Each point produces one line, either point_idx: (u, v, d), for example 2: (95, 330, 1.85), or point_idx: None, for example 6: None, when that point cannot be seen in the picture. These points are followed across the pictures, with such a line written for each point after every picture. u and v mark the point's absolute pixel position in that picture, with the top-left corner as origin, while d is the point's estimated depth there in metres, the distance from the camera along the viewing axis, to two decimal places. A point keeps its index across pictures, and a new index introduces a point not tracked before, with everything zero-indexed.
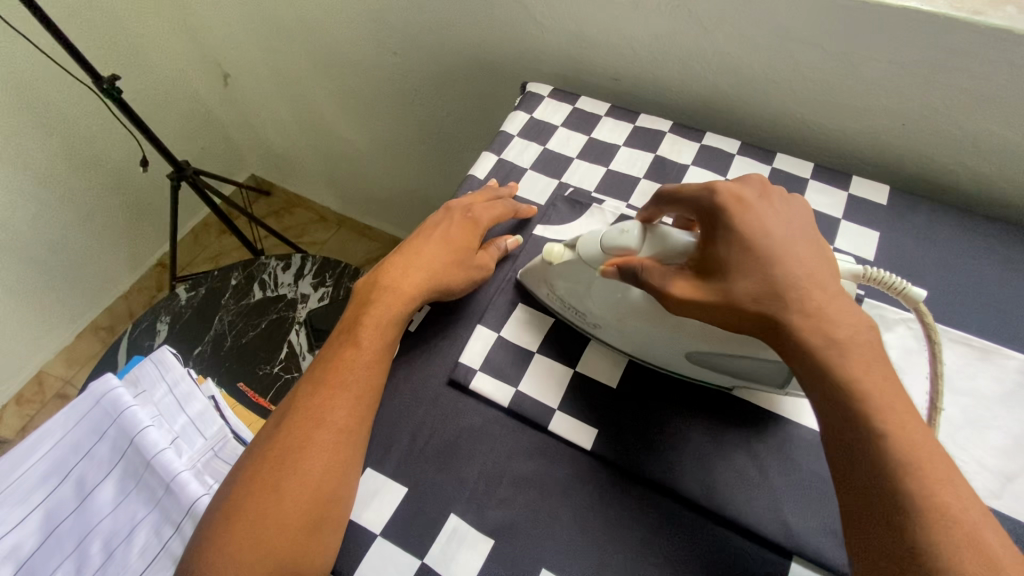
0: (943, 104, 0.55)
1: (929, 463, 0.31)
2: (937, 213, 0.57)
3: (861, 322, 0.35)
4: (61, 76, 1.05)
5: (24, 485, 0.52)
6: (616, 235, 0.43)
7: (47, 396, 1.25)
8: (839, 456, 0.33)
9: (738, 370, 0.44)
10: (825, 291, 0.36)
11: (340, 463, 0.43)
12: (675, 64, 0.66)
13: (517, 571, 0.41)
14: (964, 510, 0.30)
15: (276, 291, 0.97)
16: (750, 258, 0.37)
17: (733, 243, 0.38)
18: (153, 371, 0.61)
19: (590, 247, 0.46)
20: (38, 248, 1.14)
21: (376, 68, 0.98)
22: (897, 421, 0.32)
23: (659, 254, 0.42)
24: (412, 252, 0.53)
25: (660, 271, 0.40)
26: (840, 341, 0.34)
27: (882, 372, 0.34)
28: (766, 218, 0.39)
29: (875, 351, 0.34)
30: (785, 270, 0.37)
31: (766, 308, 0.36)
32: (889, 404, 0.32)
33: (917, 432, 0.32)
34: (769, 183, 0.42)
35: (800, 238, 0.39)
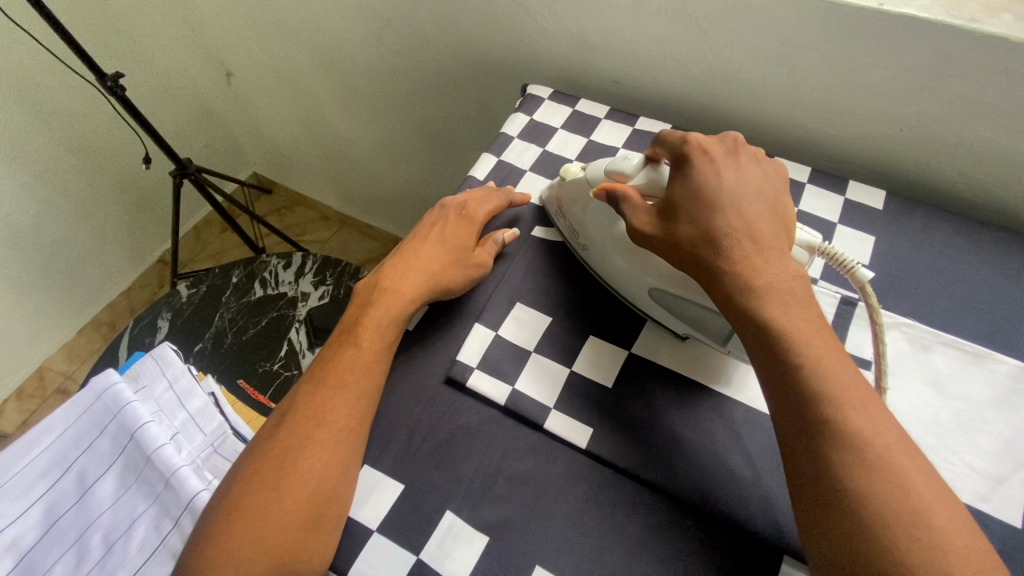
0: (940, 110, 0.56)
1: (844, 391, 0.35)
2: (933, 218, 0.58)
3: (791, 270, 0.40)
4: (65, 74, 1.06)
5: (26, 479, 0.52)
6: (620, 161, 0.49)
7: (49, 391, 1.26)
8: (766, 386, 0.37)
9: (692, 318, 0.48)
10: (760, 240, 0.40)
11: (340, 461, 0.44)
12: (675, 68, 0.66)
13: (511, 567, 0.41)
14: (874, 430, 0.34)
15: (277, 289, 0.98)
16: (697, 207, 0.42)
17: (688, 189, 0.43)
18: (153, 367, 0.61)
19: (595, 173, 0.51)
20: (41, 244, 1.15)
21: (378, 68, 0.98)
22: (815, 354, 0.36)
23: (648, 188, 0.47)
24: (410, 253, 0.54)
25: (636, 204, 0.46)
26: (763, 283, 0.39)
27: (807, 312, 0.38)
28: (723, 171, 0.43)
29: (801, 294, 0.39)
30: (723, 218, 0.41)
31: (701, 251, 0.41)
32: (808, 339, 0.37)
33: (835, 364, 0.36)
34: (741, 142, 0.46)
35: (749, 193, 0.43)
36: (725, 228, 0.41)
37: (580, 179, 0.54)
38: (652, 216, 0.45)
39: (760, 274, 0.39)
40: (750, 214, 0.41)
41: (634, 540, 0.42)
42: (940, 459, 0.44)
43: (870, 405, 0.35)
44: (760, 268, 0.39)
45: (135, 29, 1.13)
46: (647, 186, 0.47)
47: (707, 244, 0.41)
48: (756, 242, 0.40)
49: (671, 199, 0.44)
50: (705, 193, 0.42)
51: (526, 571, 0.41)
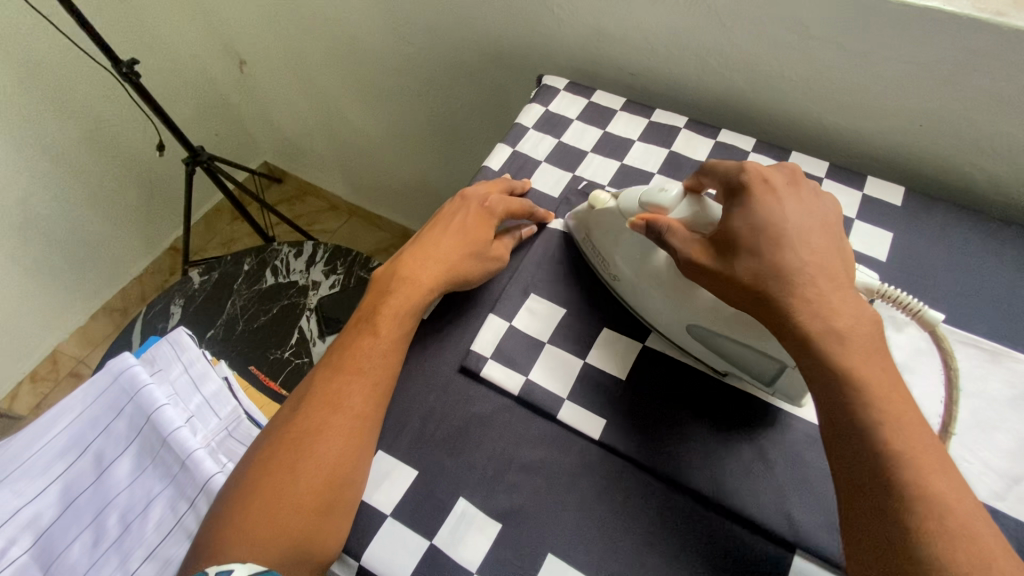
0: (963, 105, 0.55)
1: (921, 450, 0.33)
2: (952, 215, 0.57)
3: (866, 315, 0.38)
4: (79, 59, 1.06)
5: (43, 459, 0.52)
6: (655, 193, 0.46)
7: (61, 375, 1.27)
8: (835, 437, 0.36)
9: (736, 356, 0.46)
10: (833, 281, 0.39)
11: (355, 447, 0.44)
12: (692, 59, 0.66)
13: (523, 554, 0.42)
14: (953, 497, 0.32)
15: (288, 278, 0.98)
16: (764, 240, 0.40)
17: (752, 222, 0.40)
18: (169, 351, 0.61)
19: (630, 203, 0.49)
20: (55, 228, 1.16)
21: (392, 58, 0.98)
22: (892, 408, 0.35)
23: (693, 219, 0.45)
24: (429, 242, 0.54)
25: (682, 234, 0.43)
26: (839, 329, 0.37)
27: (883, 362, 0.36)
28: (787, 204, 0.41)
29: (877, 341, 0.37)
30: (794, 255, 0.39)
31: (768, 288, 0.39)
32: (885, 393, 0.35)
33: (911, 420, 0.34)
34: (800, 173, 0.44)
35: (815, 229, 0.41)
36: (797, 264, 0.39)
37: (612, 208, 0.51)
38: (708, 249, 0.42)
39: (838, 317, 0.37)
40: (818, 252, 0.40)
41: (646, 533, 0.42)
42: (955, 457, 0.44)
43: (949, 468, 0.33)
44: (835, 309, 0.37)
45: (149, 15, 1.13)
46: (692, 220, 0.45)
47: (778, 280, 0.39)
48: (828, 280, 0.39)
49: (731, 230, 0.41)
50: (773, 226, 0.40)
51: (539, 558, 0.42)
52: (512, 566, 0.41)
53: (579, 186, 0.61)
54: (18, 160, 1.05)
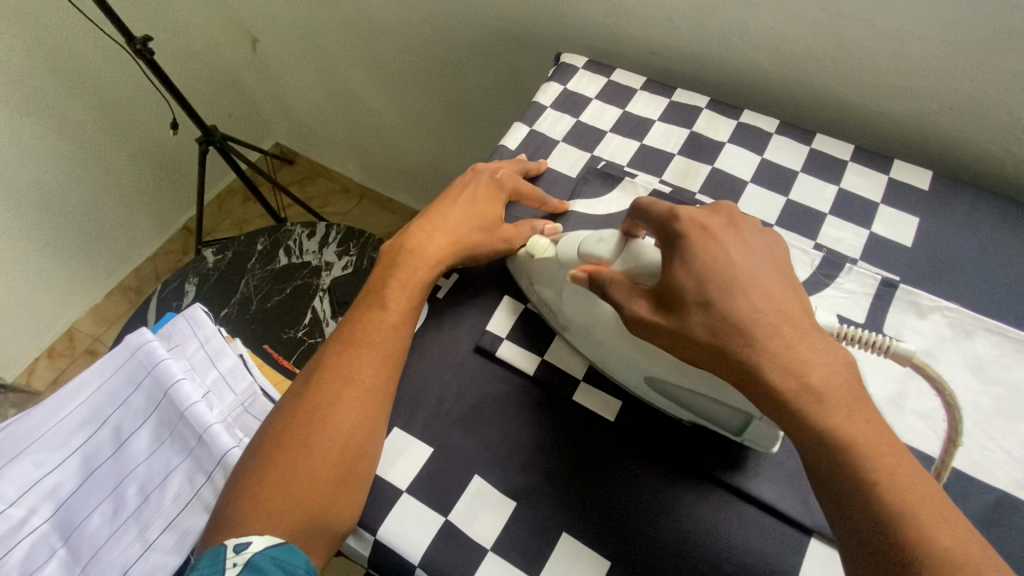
0: (996, 87, 0.53)
1: (919, 507, 0.30)
2: (981, 201, 0.56)
3: (839, 358, 0.34)
4: (94, 36, 1.06)
5: (65, 430, 0.54)
6: (593, 243, 0.45)
7: (78, 351, 1.29)
8: (834, 509, 0.32)
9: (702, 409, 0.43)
10: (796, 329, 0.35)
11: (368, 417, 0.45)
12: (716, 38, 0.64)
13: (538, 531, 0.42)
14: (964, 552, 0.29)
15: (301, 258, 0.99)
16: (714, 293, 0.36)
17: (695, 277, 0.37)
18: (186, 327, 0.62)
19: (570, 253, 0.47)
20: (70, 206, 1.17)
21: (407, 36, 0.97)
22: (884, 467, 0.31)
23: (632, 270, 0.42)
24: (438, 215, 0.54)
25: (624, 289, 0.40)
26: (814, 386, 0.33)
27: (867, 412, 0.33)
28: (729, 249, 0.38)
29: (857, 388, 0.34)
30: (748, 305, 0.36)
31: (727, 344, 0.35)
32: (876, 449, 0.32)
33: (908, 473, 0.31)
34: (738, 212, 0.41)
35: (764, 271, 0.38)
36: (756, 314, 0.36)
37: (552, 257, 0.48)
38: (654, 306, 0.39)
39: (811, 370, 0.34)
40: (773, 295, 0.37)
41: (661, 531, 0.42)
42: (976, 446, 0.43)
43: (949, 517, 0.31)
44: (809, 362, 0.34)
45: None
46: (635, 270, 0.42)
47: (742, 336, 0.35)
48: (791, 326, 0.35)
49: (675, 286, 0.38)
50: (719, 276, 0.37)
51: (552, 536, 0.42)
52: (526, 544, 0.42)
53: (597, 165, 0.60)
54: (33, 137, 1.05)
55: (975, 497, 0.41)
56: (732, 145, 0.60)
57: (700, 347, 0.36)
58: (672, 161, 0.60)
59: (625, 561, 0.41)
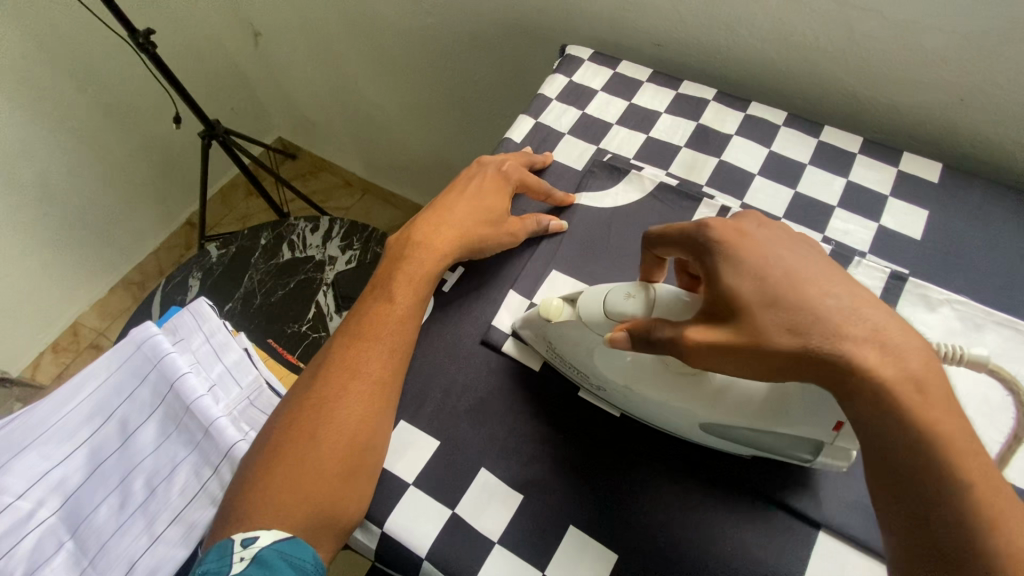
0: (1007, 79, 0.53)
1: (999, 506, 0.29)
2: (991, 192, 0.55)
3: (926, 345, 0.32)
4: (96, 29, 1.06)
5: (71, 423, 0.54)
6: (620, 300, 0.40)
7: (82, 346, 1.29)
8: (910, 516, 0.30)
9: (765, 444, 0.41)
10: (875, 315, 0.33)
11: (375, 411, 0.44)
12: (722, 29, 0.63)
13: (545, 524, 0.42)
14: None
15: (305, 253, 0.98)
16: (774, 291, 0.34)
17: (752, 276, 0.34)
18: (191, 321, 0.62)
19: (592, 309, 0.42)
20: (73, 200, 1.17)
21: (410, 29, 0.96)
22: (970, 466, 0.29)
23: (674, 313, 0.38)
24: (444, 209, 0.53)
25: (668, 325, 0.36)
26: (917, 376, 0.30)
27: (948, 405, 0.30)
28: (772, 246, 0.36)
29: (938, 379, 0.31)
30: (815, 300, 0.33)
31: (806, 343, 0.32)
32: (965, 442, 0.30)
33: (987, 466, 0.30)
34: (761, 215, 0.39)
35: (817, 263, 0.36)
36: (826, 308, 0.33)
37: (573, 320, 0.43)
38: (707, 319, 0.35)
39: (891, 364, 0.31)
40: (834, 288, 0.34)
41: (671, 548, 0.41)
42: (986, 439, 0.43)
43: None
44: (891, 353, 0.31)
45: None
46: (675, 311, 0.38)
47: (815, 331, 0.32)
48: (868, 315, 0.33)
49: (730, 289, 0.35)
50: (772, 273, 0.34)
51: (559, 530, 0.42)
52: (533, 536, 0.42)
53: (603, 158, 0.60)
54: (36, 131, 1.05)
55: None
56: (739, 137, 0.60)
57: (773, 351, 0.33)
58: (679, 153, 0.60)
59: (633, 554, 0.41)
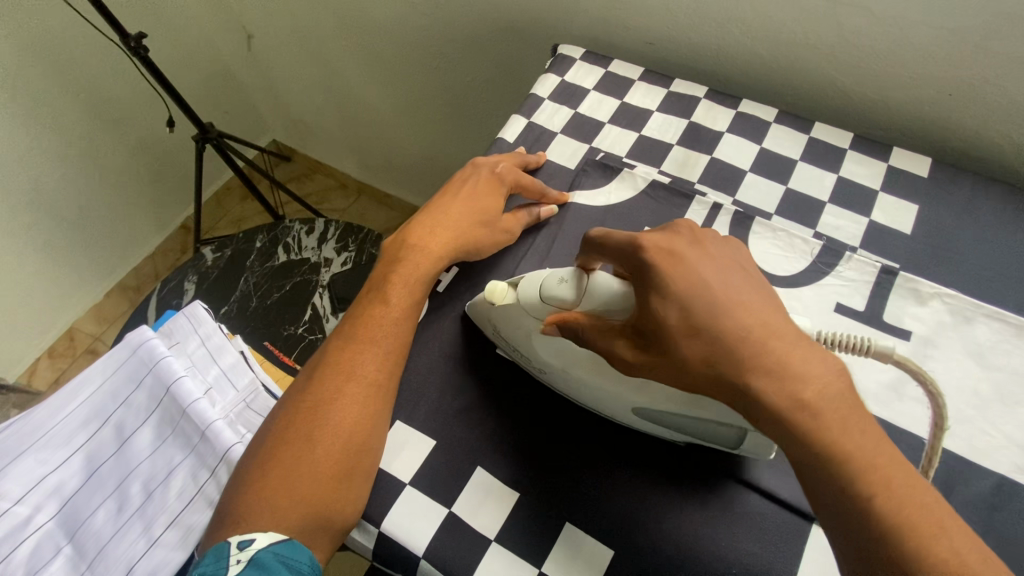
0: (995, 74, 0.53)
1: (916, 519, 0.29)
2: (980, 186, 0.56)
3: (828, 367, 0.32)
4: (88, 33, 1.06)
5: (67, 428, 0.54)
6: (554, 284, 0.42)
7: (79, 351, 1.29)
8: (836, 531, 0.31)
9: (692, 430, 0.41)
10: (783, 341, 0.33)
11: (371, 413, 0.45)
12: (713, 28, 0.64)
13: (542, 522, 0.42)
14: (963, 564, 0.28)
15: (300, 255, 0.98)
16: (697, 313, 0.35)
17: (674, 301, 0.35)
18: (186, 324, 0.62)
19: (532, 294, 0.44)
20: (67, 205, 1.16)
21: (403, 30, 0.96)
22: (878, 479, 0.30)
23: (601, 306, 0.40)
24: (439, 211, 0.54)
25: (597, 330, 0.39)
26: (808, 400, 0.31)
27: (858, 420, 0.31)
28: (702, 266, 0.36)
29: (848, 397, 0.32)
30: (728, 324, 0.34)
31: (720, 366, 0.34)
32: (870, 462, 0.30)
33: (900, 484, 0.30)
34: (700, 231, 0.39)
35: (741, 285, 0.36)
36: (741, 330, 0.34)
37: (513, 301, 0.45)
38: (635, 339, 0.37)
39: (804, 385, 0.32)
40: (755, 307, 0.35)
41: (666, 541, 0.41)
42: (976, 432, 0.43)
43: (947, 528, 0.29)
44: (803, 373, 0.32)
45: None
46: (606, 306, 0.40)
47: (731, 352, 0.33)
48: (779, 337, 0.33)
49: (654, 316, 0.36)
50: (694, 299, 0.35)
51: (556, 527, 0.42)
52: (530, 534, 0.42)
53: (596, 157, 0.60)
54: (28, 136, 1.05)
55: (976, 481, 0.42)
56: (730, 134, 0.60)
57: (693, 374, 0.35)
58: (671, 151, 0.60)
59: (630, 551, 0.41)
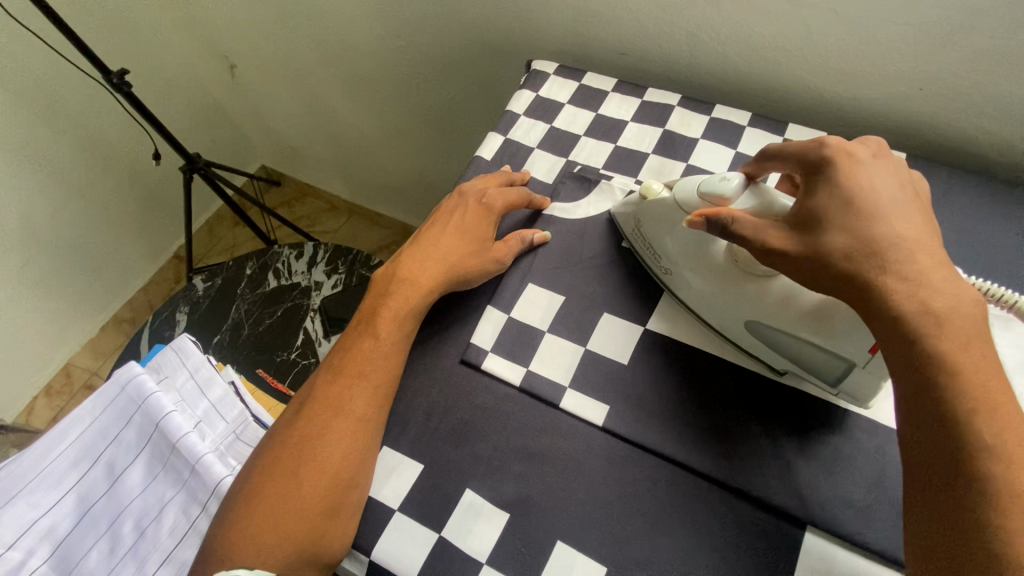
0: (962, 67, 0.54)
1: (1020, 444, 0.31)
2: (956, 179, 0.56)
3: (970, 296, 0.35)
4: (72, 73, 1.07)
5: (58, 468, 0.53)
6: (717, 182, 0.44)
7: (76, 387, 1.28)
8: (922, 424, 0.33)
9: (800, 356, 0.43)
10: (928, 259, 0.36)
11: (359, 449, 0.44)
12: (682, 36, 0.64)
13: (532, 543, 0.42)
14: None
15: (291, 279, 0.99)
16: (853, 214, 0.37)
17: (839, 197, 0.38)
18: (175, 359, 0.62)
19: (687, 195, 0.46)
20: (57, 242, 1.17)
21: (382, 54, 0.97)
22: (994, 399, 0.32)
23: (760, 210, 0.42)
24: (429, 241, 0.54)
25: (750, 223, 0.40)
26: (937, 312, 0.34)
27: (983, 346, 0.33)
28: (876, 177, 0.39)
29: (980, 323, 0.34)
30: (885, 231, 0.37)
31: (857, 266, 0.36)
32: (983, 383, 0.32)
33: (1012, 414, 0.32)
34: (887, 149, 0.42)
35: (908, 206, 0.38)
36: (892, 238, 0.36)
37: (667, 199, 0.48)
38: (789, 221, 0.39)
39: (935, 297, 0.34)
40: (911, 225, 0.37)
41: (658, 555, 0.41)
42: None
43: None
44: (940, 290, 0.34)
45: (135, 24, 1.13)
46: (758, 210, 0.42)
47: (871, 258, 0.36)
48: (926, 257, 0.36)
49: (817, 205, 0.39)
50: (863, 201, 0.38)
51: (547, 545, 0.42)
52: (521, 554, 0.41)
53: (573, 169, 0.60)
54: (17, 176, 1.06)
55: None
56: (705, 141, 0.60)
57: (824, 263, 0.37)
58: (647, 160, 0.60)
59: (623, 566, 0.41)
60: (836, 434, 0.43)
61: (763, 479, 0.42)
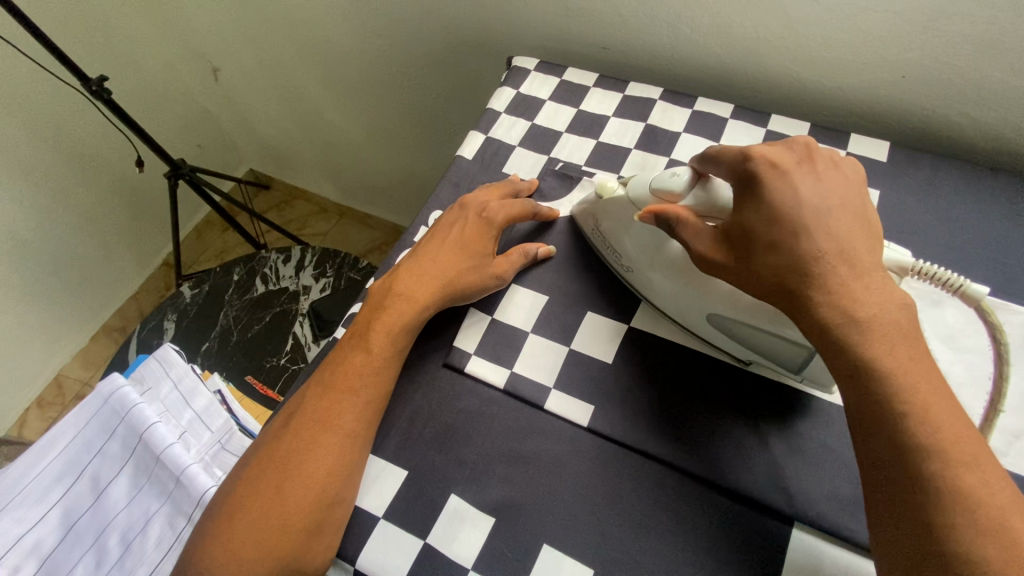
0: (944, 53, 0.53)
1: (955, 444, 0.31)
2: (939, 166, 0.55)
3: (895, 298, 0.35)
4: (52, 82, 1.06)
5: (43, 483, 0.53)
6: (666, 178, 0.44)
7: (68, 398, 1.27)
8: (862, 432, 0.33)
9: (763, 346, 0.44)
10: (855, 267, 0.35)
11: (345, 466, 0.43)
12: (664, 28, 0.64)
13: (518, 547, 0.41)
14: (991, 494, 0.30)
15: (279, 284, 0.98)
16: (778, 229, 0.37)
17: (764, 213, 0.37)
18: (157, 369, 0.61)
19: (640, 190, 0.46)
20: (43, 253, 1.15)
21: (364, 54, 0.96)
22: (922, 400, 0.32)
23: (703, 208, 0.42)
24: (427, 253, 0.52)
25: (688, 227, 0.41)
26: (862, 320, 0.34)
27: (913, 349, 0.33)
28: (802, 186, 0.38)
29: (908, 325, 0.34)
30: (810, 242, 0.36)
31: (789, 279, 0.36)
32: (913, 385, 0.32)
33: (944, 413, 0.32)
34: (814, 148, 0.40)
35: (841, 210, 0.37)
36: (818, 250, 0.36)
37: (622, 196, 0.48)
38: (720, 238, 0.39)
39: (860, 305, 0.34)
40: (841, 230, 0.37)
41: (644, 555, 0.40)
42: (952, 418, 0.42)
43: (982, 462, 0.31)
44: (864, 297, 0.34)
45: (114, 30, 1.12)
46: (701, 208, 0.42)
47: (796, 272, 0.36)
48: (850, 265, 0.35)
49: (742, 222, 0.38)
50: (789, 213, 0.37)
51: (534, 549, 0.41)
52: (507, 559, 0.41)
53: (555, 167, 0.60)
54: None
55: None
56: (687, 134, 0.60)
57: (759, 276, 0.37)
58: (630, 155, 0.60)
59: (610, 568, 0.40)
60: (824, 428, 0.43)
61: (745, 479, 0.42)
